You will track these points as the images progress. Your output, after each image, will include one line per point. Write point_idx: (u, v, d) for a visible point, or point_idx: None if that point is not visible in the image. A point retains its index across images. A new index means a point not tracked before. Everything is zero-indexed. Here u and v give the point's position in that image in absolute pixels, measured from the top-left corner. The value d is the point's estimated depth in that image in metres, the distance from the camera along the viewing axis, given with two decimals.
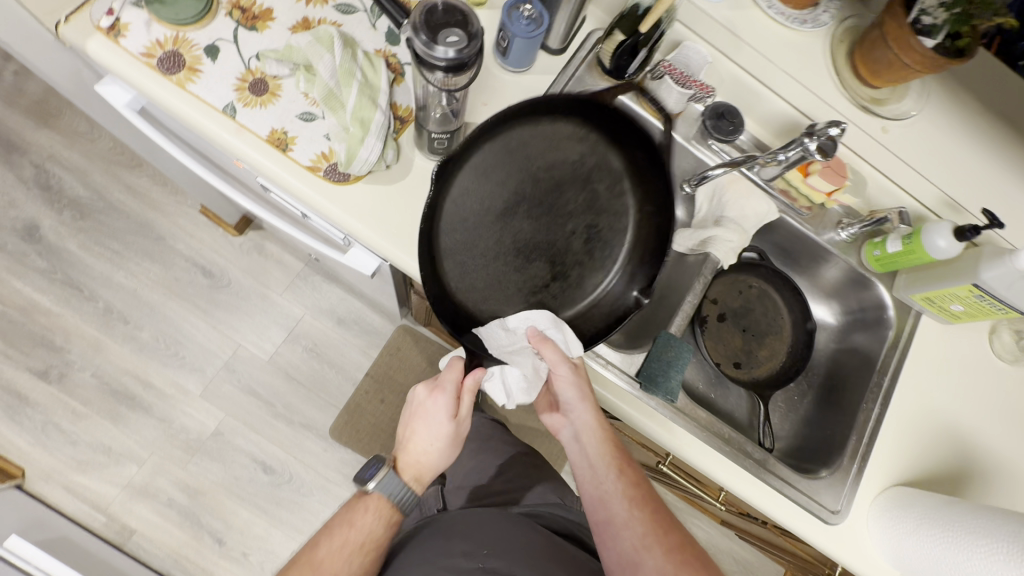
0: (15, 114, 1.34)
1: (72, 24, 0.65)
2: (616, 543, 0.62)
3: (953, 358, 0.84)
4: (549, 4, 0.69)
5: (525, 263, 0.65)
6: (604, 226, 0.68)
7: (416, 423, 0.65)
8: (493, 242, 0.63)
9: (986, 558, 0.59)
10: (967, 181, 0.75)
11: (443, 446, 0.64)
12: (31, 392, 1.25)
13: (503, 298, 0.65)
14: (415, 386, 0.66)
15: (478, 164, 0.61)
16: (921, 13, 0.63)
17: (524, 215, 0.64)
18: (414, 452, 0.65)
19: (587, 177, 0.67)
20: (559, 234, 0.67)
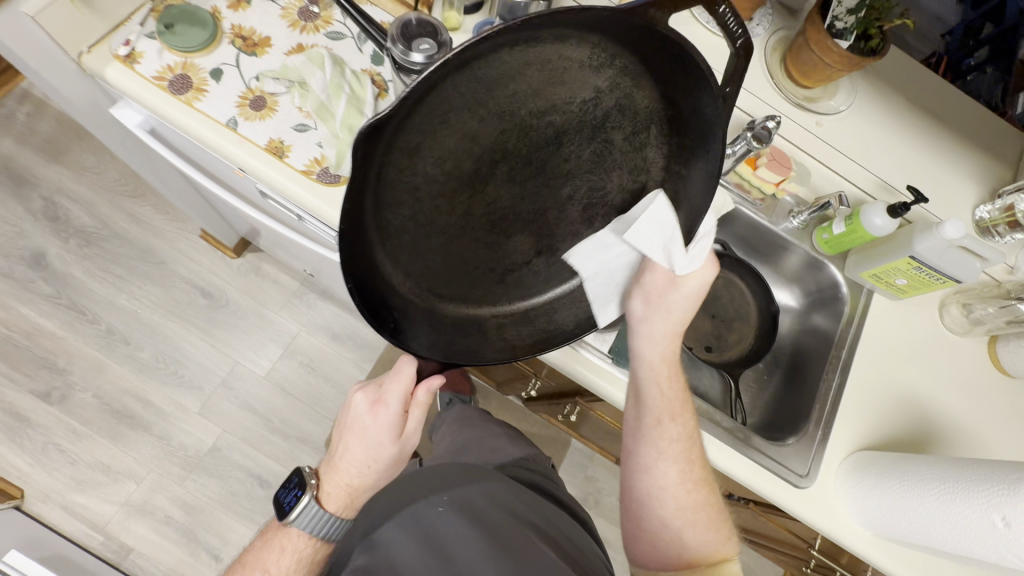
0: (26, 151, 1.43)
1: (94, 55, 0.73)
2: (652, 469, 0.66)
3: (909, 333, 0.88)
4: (515, 25, 0.78)
5: (499, 237, 0.56)
6: (612, 191, 0.57)
7: (353, 442, 0.65)
8: (461, 213, 0.52)
9: (938, 497, 0.64)
10: (895, 166, 0.85)
11: (381, 467, 0.67)
12: (33, 414, 1.28)
13: (468, 281, 0.58)
14: (355, 397, 0.65)
15: (445, 114, 0.45)
16: (835, 19, 0.74)
17: (505, 178, 0.52)
18: (346, 475, 0.67)
19: (595, 123, 0.52)
20: (551, 201, 0.56)
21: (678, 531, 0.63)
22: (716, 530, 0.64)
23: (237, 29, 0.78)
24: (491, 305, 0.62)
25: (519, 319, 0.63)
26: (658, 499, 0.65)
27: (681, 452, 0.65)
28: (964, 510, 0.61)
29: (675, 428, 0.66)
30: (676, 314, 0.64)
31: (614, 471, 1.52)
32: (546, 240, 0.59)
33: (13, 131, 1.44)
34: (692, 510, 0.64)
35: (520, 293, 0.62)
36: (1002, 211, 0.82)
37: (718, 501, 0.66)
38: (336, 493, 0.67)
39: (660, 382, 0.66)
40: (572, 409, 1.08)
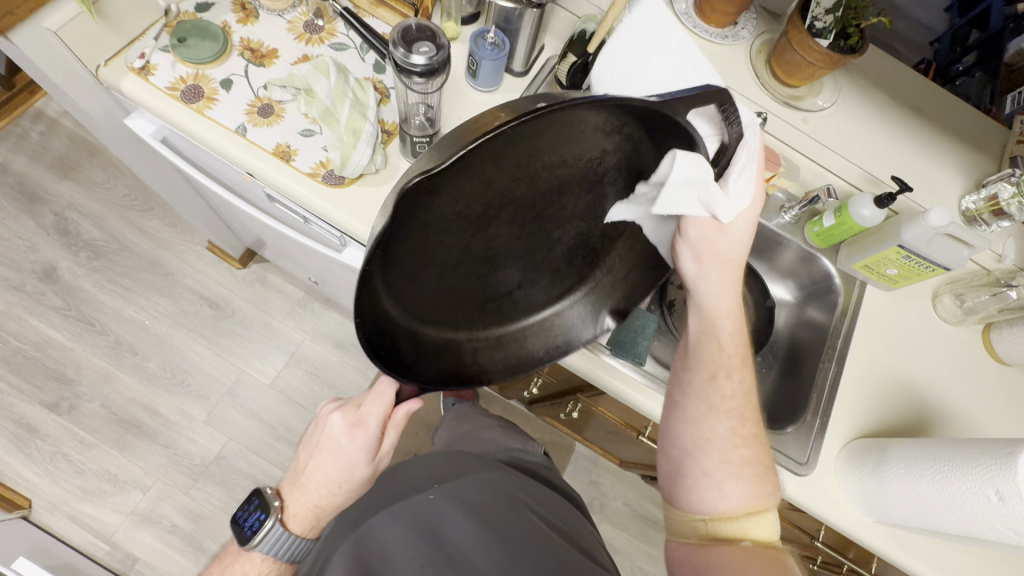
0: (39, 168, 1.47)
1: (110, 67, 0.77)
2: (704, 415, 0.61)
3: (902, 324, 0.90)
4: (510, 33, 0.83)
5: (490, 269, 0.55)
6: (597, 235, 0.58)
7: (324, 463, 0.63)
8: (457, 248, 0.51)
9: (937, 478, 0.65)
10: (880, 160, 0.88)
11: (351, 488, 0.65)
12: (42, 424, 1.29)
13: (453, 310, 0.57)
14: (333, 417, 0.62)
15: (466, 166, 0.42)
16: (814, 19, 0.78)
17: (506, 220, 0.51)
18: (312, 497, 0.65)
19: (599, 177, 0.51)
20: (545, 241, 0.56)
21: (719, 483, 0.58)
22: (760, 487, 0.59)
23: (246, 41, 0.82)
24: (469, 329, 0.60)
25: (493, 343, 0.62)
26: (707, 448, 0.59)
27: (734, 407, 0.61)
28: (960, 487, 0.62)
29: (730, 381, 0.62)
30: (732, 259, 0.62)
31: (618, 476, 1.51)
32: (532, 275, 0.59)
33: (27, 149, 1.48)
34: (738, 465, 0.59)
35: (502, 319, 0.62)
36: (986, 200, 0.84)
37: (769, 463, 0.60)
38: (302, 514, 0.66)
39: (717, 333, 0.64)
40: (574, 407, 1.09)
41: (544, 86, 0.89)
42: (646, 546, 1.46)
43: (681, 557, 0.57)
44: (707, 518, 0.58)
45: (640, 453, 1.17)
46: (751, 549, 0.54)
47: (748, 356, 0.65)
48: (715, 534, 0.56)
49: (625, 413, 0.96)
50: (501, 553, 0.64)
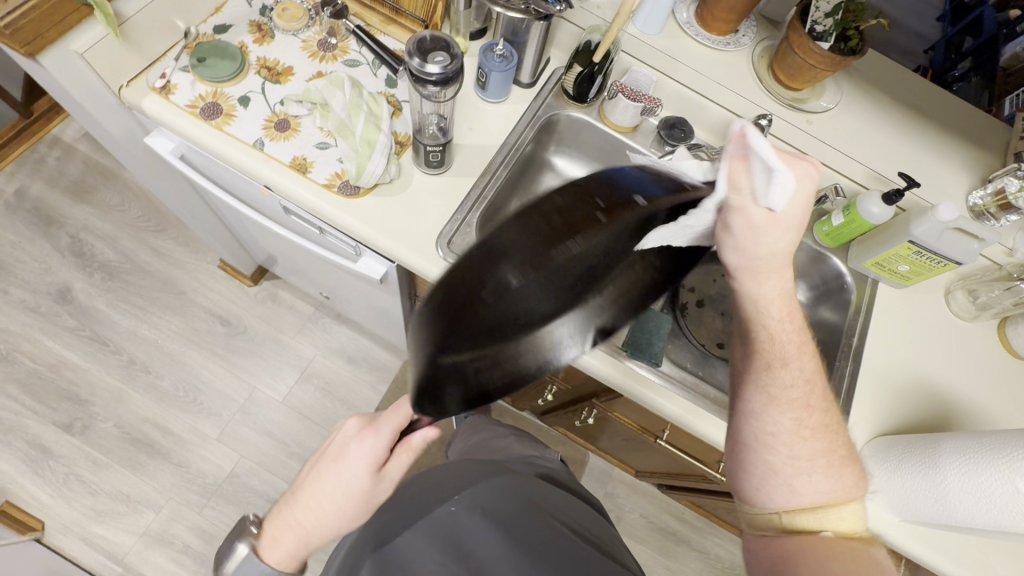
0: (54, 193, 1.50)
1: (132, 88, 0.80)
2: (768, 411, 0.58)
3: (916, 321, 0.90)
4: (517, 46, 0.85)
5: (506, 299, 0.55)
6: None
7: (324, 473, 0.62)
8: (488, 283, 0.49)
9: (973, 473, 0.63)
10: (885, 158, 0.89)
11: (340, 514, 0.61)
12: (55, 445, 1.29)
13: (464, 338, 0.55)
14: (348, 421, 0.65)
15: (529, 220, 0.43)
16: (814, 23, 0.80)
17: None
18: (299, 519, 0.62)
19: None
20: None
21: (789, 479, 0.57)
22: (840, 480, 0.57)
23: (262, 60, 0.85)
24: None
25: None
26: (772, 444, 0.57)
27: (798, 398, 0.58)
28: (985, 479, 0.62)
29: (789, 370, 0.58)
30: (780, 252, 0.54)
31: (634, 488, 1.49)
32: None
33: (44, 174, 1.52)
34: (808, 458, 0.57)
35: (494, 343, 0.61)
36: (994, 195, 0.85)
37: (845, 452, 0.60)
38: (282, 538, 0.63)
39: (769, 322, 0.58)
40: (588, 413, 1.09)
41: (551, 95, 0.91)
42: (665, 559, 1.43)
43: (756, 550, 0.58)
44: (781, 512, 0.57)
45: (656, 460, 1.16)
46: (833, 541, 0.54)
47: (807, 338, 0.60)
48: (791, 527, 0.56)
49: (641, 417, 0.96)
50: (523, 558, 0.63)
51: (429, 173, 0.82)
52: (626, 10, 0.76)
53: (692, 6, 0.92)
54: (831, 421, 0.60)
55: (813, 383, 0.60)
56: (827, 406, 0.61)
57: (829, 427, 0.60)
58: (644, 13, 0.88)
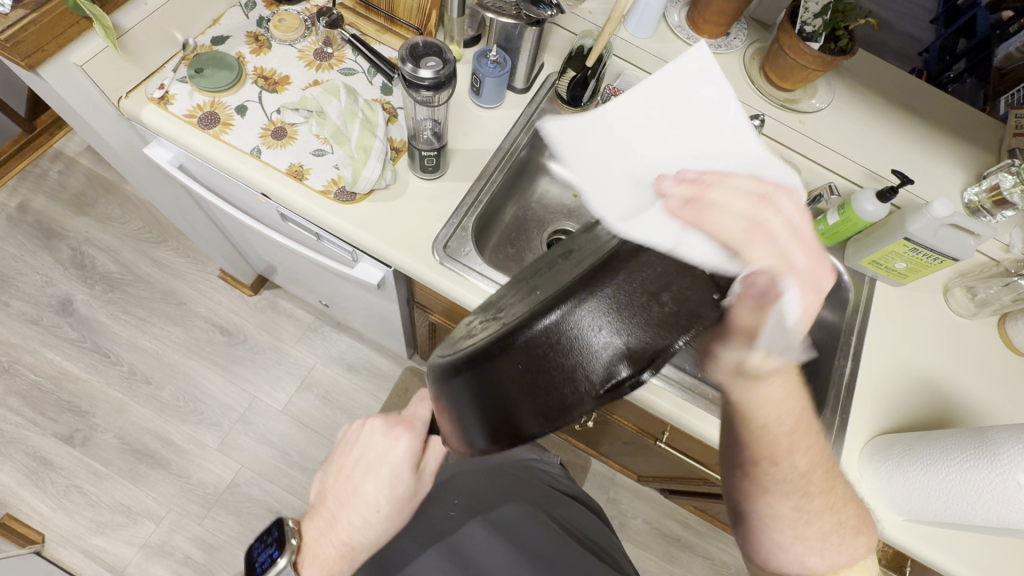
0: (56, 206, 1.51)
1: (132, 99, 0.81)
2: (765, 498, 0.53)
3: (914, 319, 0.90)
4: (510, 52, 0.86)
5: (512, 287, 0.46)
6: None
7: (374, 487, 0.62)
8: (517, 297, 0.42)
9: (980, 468, 0.62)
10: (879, 156, 0.89)
11: (397, 517, 0.64)
12: (56, 457, 1.29)
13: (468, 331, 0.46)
14: (377, 423, 0.65)
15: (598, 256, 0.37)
16: (803, 24, 0.80)
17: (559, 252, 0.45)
18: (347, 538, 0.62)
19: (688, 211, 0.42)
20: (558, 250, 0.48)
21: (798, 557, 0.54)
22: (849, 546, 0.55)
23: (259, 70, 0.86)
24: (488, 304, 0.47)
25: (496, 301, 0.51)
26: (774, 525, 0.54)
27: (794, 488, 0.53)
28: (993, 475, 0.60)
29: (781, 468, 0.52)
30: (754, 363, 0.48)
31: (637, 493, 1.48)
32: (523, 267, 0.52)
33: (46, 188, 1.53)
34: (819, 537, 0.54)
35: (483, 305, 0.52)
36: (988, 191, 0.85)
37: (858, 520, 0.56)
38: (324, 556, 0.61)
39: (762, 422, 0.51)
40: (588, 417, 1.08)
41: (545, 100, 0.92)
42: (668, 565, 1.42)
43: None
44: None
45: (657, 463, 1.15)
46: None
47: (806, 422, 0.53)
48: None
49: (640, 420, 0.95)
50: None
51: (424, 177, 0.83)
52: (617, 15, 0.78)
53: (683, 10, 0.93)
54: (836, 499, 0.55)
55: (814, 467, 0.54)
56: (831, 478, 0.55)
57: (835, 505, 0.55)
58: (636, 17, 0.89)
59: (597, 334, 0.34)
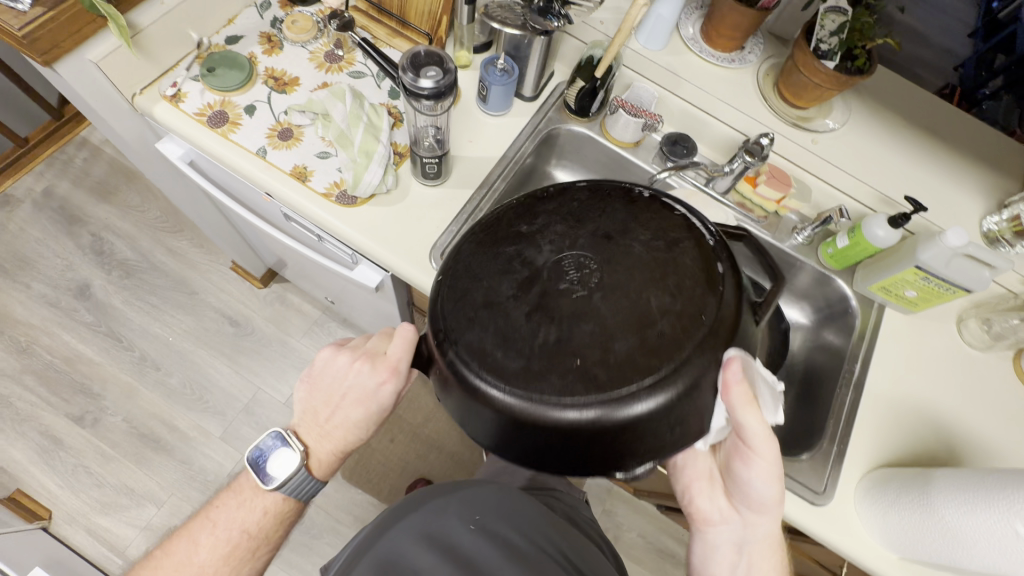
0: (80, 192, 1.56)
1: (145, 95, 0.83)
2: None
3: (925, 349, 0.86)
4: (519, 59, 0.86)
5: (528, 292, 0.49)
6: (665, 302, 0.48)
7: (369, 408, 0.63)
8: (533, 335, 0.48)
9: (975, 515, 0.59)
10: (894, 179, 0.86)
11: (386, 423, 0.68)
12: (66, 436, 1.33)
13: (474, 320, 0.50)
14: (360, 364, 0.61)
15: (618, 374, 0.46)
16: (819, 41, 0.77)
17: (573, 276, 0.49)
18: (345, 443, 0.65)
19: (696, 314, 0.48)
20: (574, 262, 0.50)
21: None
22: None
23: (270, 71, 0.87)
24: (497, 314, 0.49)
25: (497, 274, 0.51)
26: None
27: None
28: (987, 522, 0.58)
29: None
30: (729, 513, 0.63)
31: (634, 507, 1.47)
32: (537, 232, 0.53)
33: (70, 174, 1.58)
34: None
35: (481, 260, 0.53)
36: (1009, 221, 0.82)
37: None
38: (328, 462, 0.65)
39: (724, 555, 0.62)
40: None
41: (553, 109, 0.91)
42: None
43: None
44: None
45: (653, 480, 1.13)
46: None
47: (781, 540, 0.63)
48: None
49: None
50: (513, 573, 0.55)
51: (427, 184, 0.83)
52: (628, 25, 0.78)
53: (698, 23, 0.91)
54: None
55: None
56: None
57: None
58: (647, 29, 0.88)
59: (615, 441, 0.47)
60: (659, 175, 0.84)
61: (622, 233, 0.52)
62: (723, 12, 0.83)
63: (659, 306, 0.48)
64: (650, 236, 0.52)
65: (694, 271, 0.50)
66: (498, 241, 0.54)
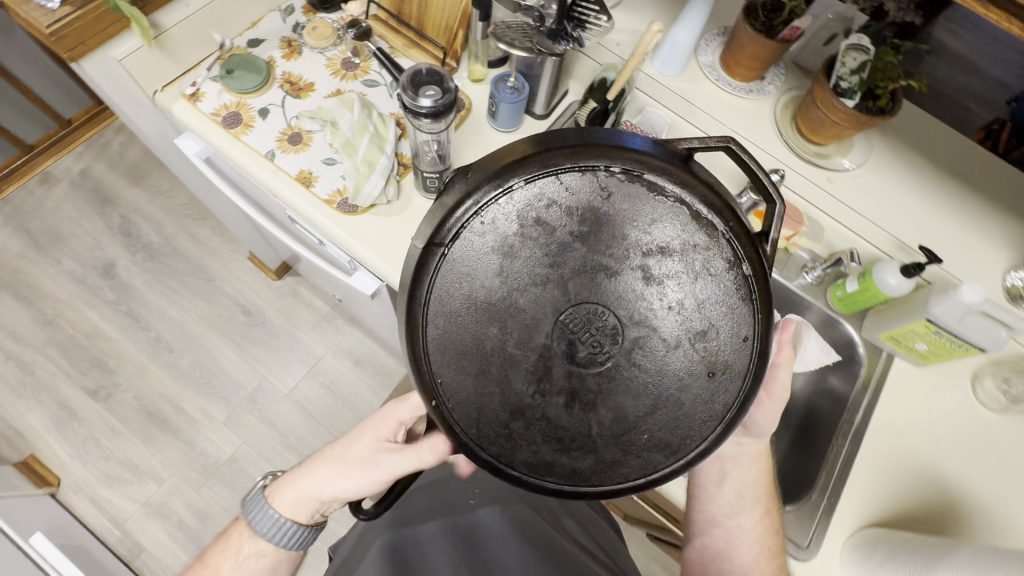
0: (114, 174, 1.63)
1: (166, 93, 0.85)
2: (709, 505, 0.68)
3: (934, 404, 0.81)
4: (531, 78, 0.84)
5: (551, 382, 0.45)
6: (699, 344, 0.46)
7: (354, 431, 0.64)
8: (589, 429, 0.46)
9: None
10: (912, 225, 0.83)
11: (349, 471, 0.61)
12: (81, 408, 1.39)
13: (518, 439, 0.46)
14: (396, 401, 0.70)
15: (690, 427, 0.47)
16: (839, 79, 0.74)
17: (589, 343, 0.45)
18: (310, 467, 0.63)
19: (736, 336, 0.46)
20: (589, 318, 0.45)
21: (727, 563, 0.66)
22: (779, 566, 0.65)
23: (287, 75, 0.89)
24: (531, 420, 0.46)
25: (507, 372, 0.45)
26: (717, 539, 0.67)
27: (732, 504, 0.67)
28: None
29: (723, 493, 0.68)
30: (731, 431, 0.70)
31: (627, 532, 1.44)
32: (527, 282, 0.45)
33: (107, 157, 1.65)
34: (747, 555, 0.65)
35: (471, 371, 0.46)
36: None
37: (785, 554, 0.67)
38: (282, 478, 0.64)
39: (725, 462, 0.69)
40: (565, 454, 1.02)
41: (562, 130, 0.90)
42: None
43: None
44: None
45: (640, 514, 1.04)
46: None
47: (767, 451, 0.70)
48: None
49: None
50: (529, 553, 0.65)
51: (429, 198, 0.84)
52: (641, 50, 0.76)
53: (717, 50, 0.89)
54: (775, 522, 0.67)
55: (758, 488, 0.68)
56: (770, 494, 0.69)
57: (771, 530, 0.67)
58: (662, 54, 0.87)
59: None
60: None
61: (622, 260, 0.45)
62: (743, 41, 0.81)
63: (695, 346, 0.46)
64: (657, 253, 0.45)
65: (720, 285, 0.46)
66: (477, 333, 0.45)
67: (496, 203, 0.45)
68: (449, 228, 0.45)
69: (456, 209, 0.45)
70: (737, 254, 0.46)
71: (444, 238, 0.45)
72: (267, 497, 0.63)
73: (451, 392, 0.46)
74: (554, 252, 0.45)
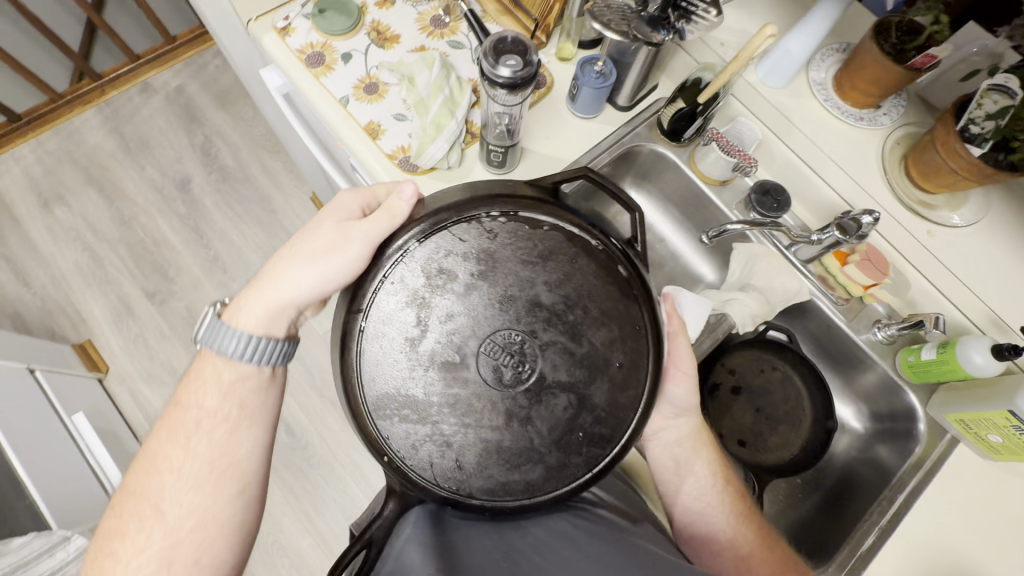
0: (205, 95, 1.70)
1: (259, 23, 0.87)
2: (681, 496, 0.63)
3: (997, 504, 0.72)
4: (620, 65, 0.79)
5: (487, 409, 0.47)
6: (607, 345, 0.49)
7: (314, 227, 0.53)
8: (530, 442, 0.48)
9: None
10: (1016, 302, 0.73)
11: (313, 261, 0.52)
12: (138, 307, 1.49)
13: (469, 470, 0.48)
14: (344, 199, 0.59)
15: (616, 415, 0.49)
16: (969, 122, 0.66)
17: (506, 365, 0.47)
18: (275, 278, 0.54)
19: (636, 326, 0.50)
20: (505, 341, 0.47)
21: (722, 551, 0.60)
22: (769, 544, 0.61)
23: (376, 23, 0.88)
24: (467, 454, 0.48)
25: (439, 409, 0.47)
26: (703, 528, 0.61)
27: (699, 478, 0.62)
28: None
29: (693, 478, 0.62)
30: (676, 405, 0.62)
31: None
32: (452, 316, 0.48)
33: (202, 77, 1.72)
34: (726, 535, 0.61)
35: (414, 420, 0.47)
36: None
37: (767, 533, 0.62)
38: (242, 304, 0.55)
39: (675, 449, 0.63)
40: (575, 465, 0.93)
41: (643, 125, 0.84)
42: None
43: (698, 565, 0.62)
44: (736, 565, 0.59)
45: None
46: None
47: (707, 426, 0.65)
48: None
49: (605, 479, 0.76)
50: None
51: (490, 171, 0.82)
52: (746, 54, 0.69)
53: (832, 67, 0.81)
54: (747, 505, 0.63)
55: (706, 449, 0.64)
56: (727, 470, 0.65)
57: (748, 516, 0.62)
58: (770, 63, 0.79)
59: None
60: (732, 225, 0.76)
61: (525, 287, 0.48)
62: (863, 60, 0.73)
63: (602, 345, 0.49)
64: (552, 272, 0.49)
65: (607, 291, 0.49)
66: (412, 385, 0.47)
67: (403, 263, 0.49)
68: (364, 295, 0.49)
69: (364, 281, 0.49)
70: (612, 256, 0.50)
71: (363, 304, 0.48)
72: (233, 319, 0.55)
73: (399, 444, 0.48)
74: (464, 284, 0.48)
